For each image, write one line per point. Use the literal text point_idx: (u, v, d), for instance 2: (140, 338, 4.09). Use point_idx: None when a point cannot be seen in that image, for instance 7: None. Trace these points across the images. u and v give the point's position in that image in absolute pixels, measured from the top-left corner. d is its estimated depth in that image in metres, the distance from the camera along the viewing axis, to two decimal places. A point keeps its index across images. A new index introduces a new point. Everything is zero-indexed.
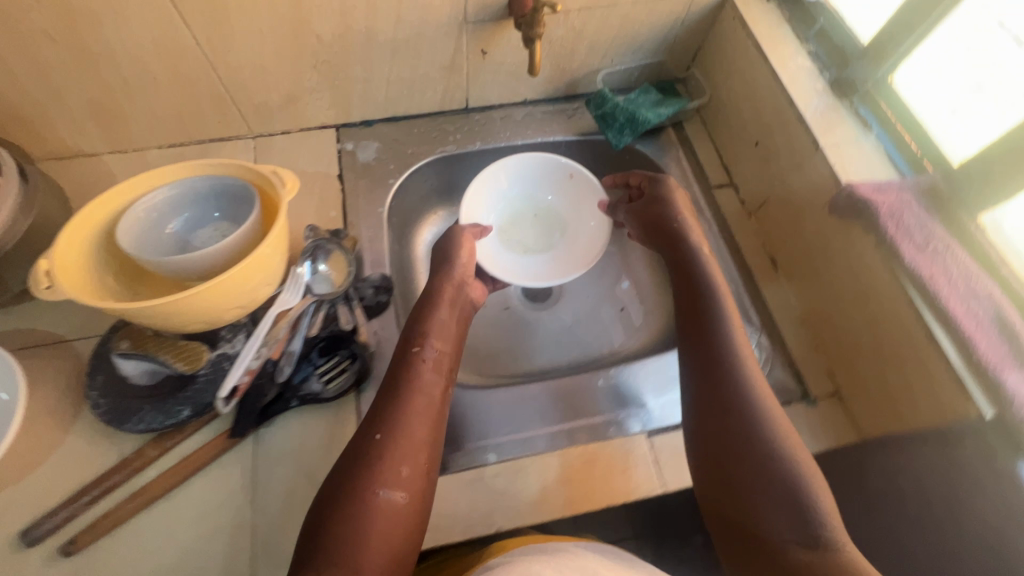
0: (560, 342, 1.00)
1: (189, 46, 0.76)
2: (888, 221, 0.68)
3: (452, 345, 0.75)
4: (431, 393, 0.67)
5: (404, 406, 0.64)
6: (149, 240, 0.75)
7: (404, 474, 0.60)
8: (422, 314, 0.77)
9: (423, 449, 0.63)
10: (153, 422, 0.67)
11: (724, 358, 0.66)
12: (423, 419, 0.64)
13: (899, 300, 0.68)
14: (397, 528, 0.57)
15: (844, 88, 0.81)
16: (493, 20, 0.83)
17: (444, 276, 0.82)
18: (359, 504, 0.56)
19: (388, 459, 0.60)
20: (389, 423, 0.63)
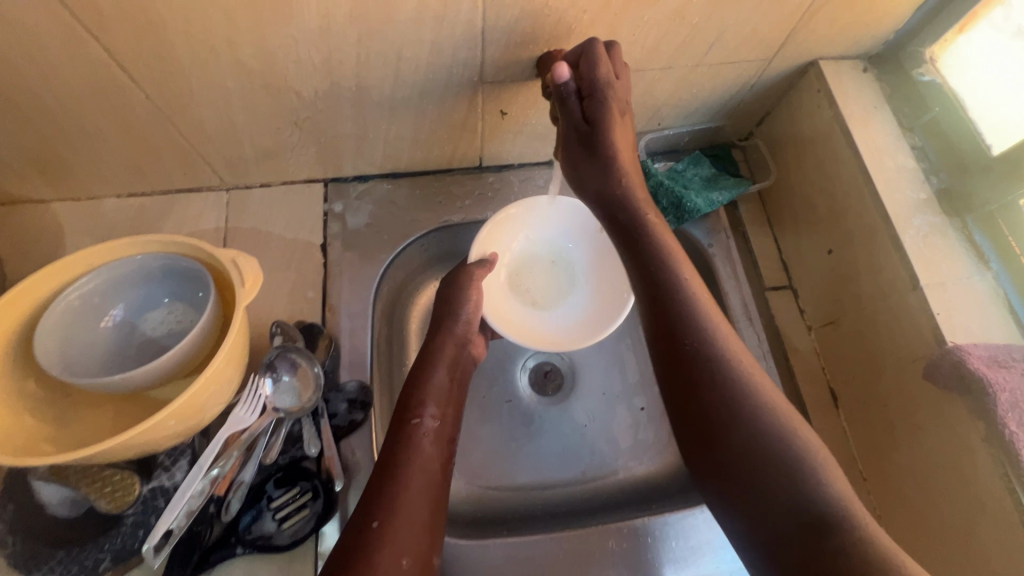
0: (573, 454, 0.79)
1: (138, 99, 0.62)
2: (1008, 412, 0.53)
3: (451, 410, 0.64)
4: (432, 468, 0.57)
5: (402, 488, 0.54)
6: (81, 334, 0.62)
7: (405, 567, 0.50)
8: (416, 377, 0.65)
9: (427, 536, 0.53)
10: (66, 572, 0.56)
11: (719, 383, 0.53)
12: (418, 497, 0.54)
13: (1004, 513, 0.53)
14: None
15: (957, 203, 0.65)
16: (516, 80, 0.67)
17: (445, 327, 0.69)
18: None
19: (382, 559, 0.49)
20: (385, 506, 0.52)
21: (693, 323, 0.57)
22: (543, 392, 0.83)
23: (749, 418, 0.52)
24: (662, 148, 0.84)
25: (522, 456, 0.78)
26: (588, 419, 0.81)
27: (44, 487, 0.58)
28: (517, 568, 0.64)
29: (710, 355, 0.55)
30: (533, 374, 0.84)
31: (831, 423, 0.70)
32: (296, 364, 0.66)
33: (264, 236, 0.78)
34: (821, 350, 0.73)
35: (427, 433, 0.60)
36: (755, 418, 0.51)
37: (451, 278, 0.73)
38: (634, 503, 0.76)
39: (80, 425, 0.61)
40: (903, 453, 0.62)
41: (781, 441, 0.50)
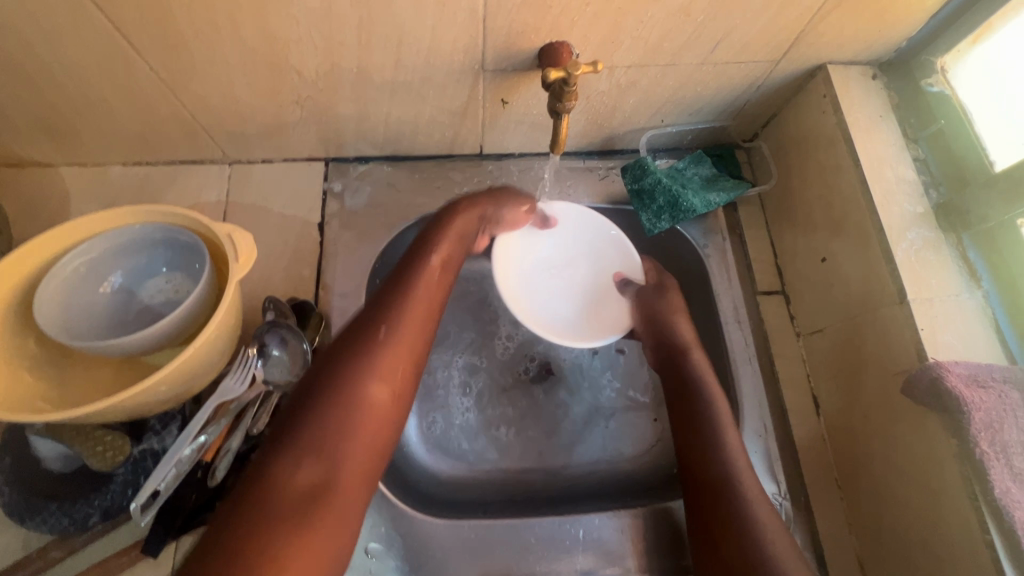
0: (557, 440, 0.81)
1: (143, 72, 0.63)
2: (982, 432, 0.53)
3: (460, 246, 0.69)
4: (431, 305, 0.62)
5: (404, 310, 0.59)
6: (78, 301, 0.64)
7: (394, 379, 0.56)
8: (437, 221, 0.70)
9: (414, 364, 0.58)
10: (58, 524, 0.59)
11: (734, 508, 0.59)
12: (418, 328, 0.59)
13: (968, 530, 0.53)
14: (377, 429, 0.54)
15: (953, 218, 0.64)
16: (516, 71, 0.67)
17: (465, 204, 0.72)
18: (344, 397, 0.53)
19: (380, 363, 0.56)
20: (391, 316, 0.58)
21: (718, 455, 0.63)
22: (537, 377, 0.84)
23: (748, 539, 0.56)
24: (664, 145, 0.84)
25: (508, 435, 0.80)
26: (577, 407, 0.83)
27: (41, 442, 0.61)
28: (489, 548, 0.66)
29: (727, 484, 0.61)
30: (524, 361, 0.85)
31: (810, 429, 0.70)
32: (285, 340, 0.68)
33: (265, 211, 0.79)
34: (807, 356, 0.74)
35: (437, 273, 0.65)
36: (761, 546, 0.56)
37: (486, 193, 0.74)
38: (611, 494, 0.76)
39: (76, 385, 0.63)
40: (878, 465, 0.63)
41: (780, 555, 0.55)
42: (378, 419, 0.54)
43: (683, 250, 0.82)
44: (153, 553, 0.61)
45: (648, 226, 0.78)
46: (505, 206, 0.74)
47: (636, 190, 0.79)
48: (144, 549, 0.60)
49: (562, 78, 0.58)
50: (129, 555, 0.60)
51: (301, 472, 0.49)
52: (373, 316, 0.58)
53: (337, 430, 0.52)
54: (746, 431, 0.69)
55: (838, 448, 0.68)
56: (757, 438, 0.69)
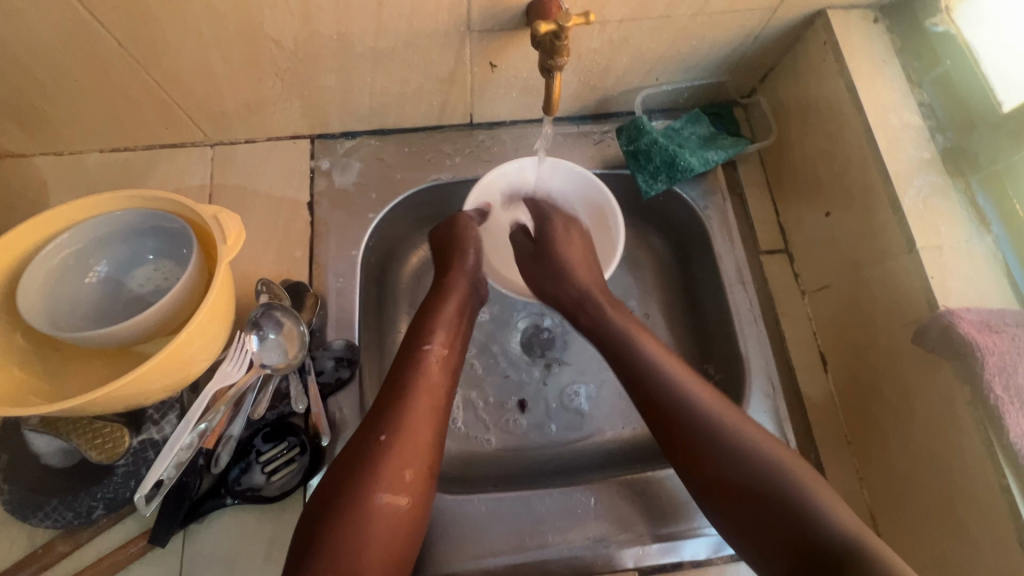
0: (557, 430, 0.79)
1: (112, 48, 0.60)
2: (995, 378, 0.52)
3: (459, 326, 0.68)
4: (436, 392, 0.61)
5: (409, 409, 0.58)
6: (65, 294, 0.62)
7: (407, 479, 0.55)
8: (428, 305, 0.68)
9: (428, 453, 0.57)
10: (62, 518, 0.58)
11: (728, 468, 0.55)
12: (428, 419, 0.59)
13: (984, 476, 0.53)
14: (396, 533, 0.53)
15: (961, 162, 0.62)
16: (504, 31, 0.64)
17: (455, 266, 0.72)
18: (358, 509, 0.52)
19: (387, 470, 0.54)
20: (393, 423, 0.57)
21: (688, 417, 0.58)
22: (536, 370, 0.82)
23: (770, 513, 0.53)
24: (659, 105, 0.81)
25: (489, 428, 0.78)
26: (583, 412, 0.80)
27: (37, 438, 0.60)
28: (502, 520, 0.65)
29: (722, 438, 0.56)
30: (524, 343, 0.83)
31: (819, 387, 0.70)
32: (280, 323, 0.66)
33: (252, 193, 0.77)
34: (813, 313, 0.73)
35: (442, 356, 0.64)
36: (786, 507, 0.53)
37: (449, 225, 0.74)
38: (621, 463, 0.76)
39: (70, 378, 0.61)
40: (889, 418, 0.62)
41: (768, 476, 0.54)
42: (396, 521, 0.53)
43: (683, 212, 0.80)
44: (162, 544, 0.60)
45: (645, 188, 0.76)
46: (472, 241, 0.73)
47: (632, 153, 0.76)
48: (151, 541, 0.59)
49: (553, 32, 0.55)
50: (136, 546, 0.59)
51: None
52: (373, 426, 0.57)
53: (355, 542, 0.51)
54: (753, 390, 0.69)
55: (847, 402, 0.68)
56: (765, 398, 0.69)
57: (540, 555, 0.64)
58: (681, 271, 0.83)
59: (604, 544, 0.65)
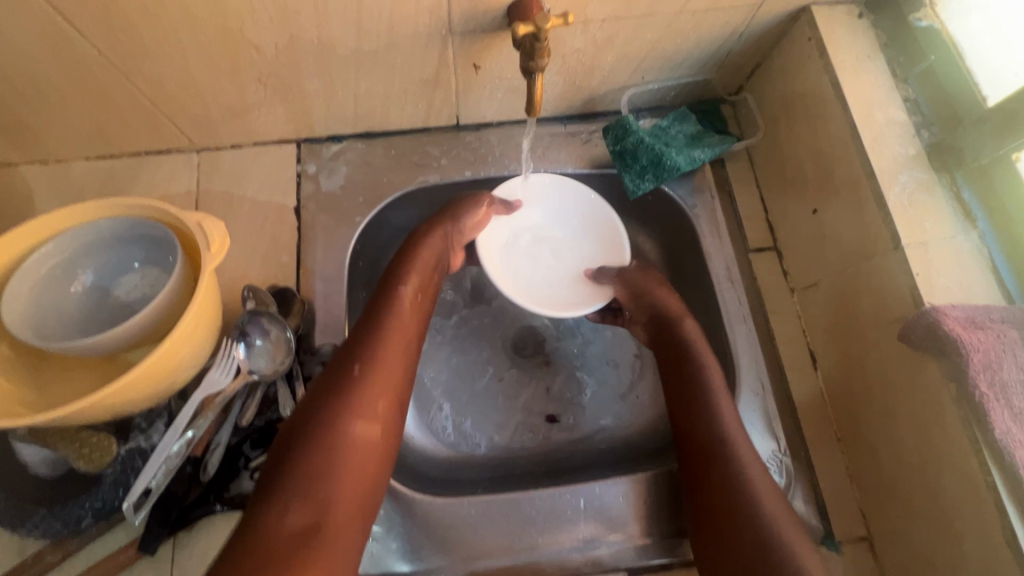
0: (550, 432, 0.79)
1: (92, 56, 0.60)
2: (981, 374, 0.51)
3: (427, 276, 0.69)
4: (406, 327, 0.63)
5: (381, 345, 0.59)
6: (50, 303, 0.62)
7: (379, 409, 0.56)
8: (401, 256, 0.70)
9: (398, 387, 0.59)
10: (51, 528, 0.58)
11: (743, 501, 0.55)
12: (400, 355, 0.60)
13: (970, 473, 0.52)
14: (368, 460, 0.53)
15: (946, 157, 0.61)
16: (486, 32, 0.64)
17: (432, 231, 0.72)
18: (327, 435, 0.52)
19: (358, 399, 0.55)
20: (365, 356, 0.58)
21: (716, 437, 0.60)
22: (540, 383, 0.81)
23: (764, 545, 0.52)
24: (647, 104, 0.81)
25: (479, 426, 0.78)
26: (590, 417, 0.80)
27: (25, 448, 0.60)
28: (492, 521, 0.65)
29: (727, 456, 0.59)
30: (516, 352, 0.82)
31: (808, 385, 0.70)
32: (267, 329, 0.66)
33: (238, 198, 0.76)
34: (802, 311, 0.73)
35: (412, 294, 0.66)
36: (769, 529, 0.53)
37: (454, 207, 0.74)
38: (612, 463, 0.76)
39: (55, 387, 0.61)
40: (878, 415, 0.62)
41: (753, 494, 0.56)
42: (369, 451, 0.54)
43: (672, 211, 0.80)
44: (151, 551, 0.60)
45: (631, 187, 0.76)
46: (467, 211, 0.73)
47: (618, 152, 0.76)
48: (141, 548, 0.59)
49: (532, 33, 0.55)
50: (125, 555, 0.59)
51: (292, 516, 0.47)
52: (345, 359, 0.58)
53: (323, 465, 0.51)
54: (744, 389, 0.69)
55: (836, 400, 0.68)
56: (754, 397, 0.68)
57: (528, 556, 0.64)
58: (671, 269, 0.83)
59: (594, 544, 0.65)
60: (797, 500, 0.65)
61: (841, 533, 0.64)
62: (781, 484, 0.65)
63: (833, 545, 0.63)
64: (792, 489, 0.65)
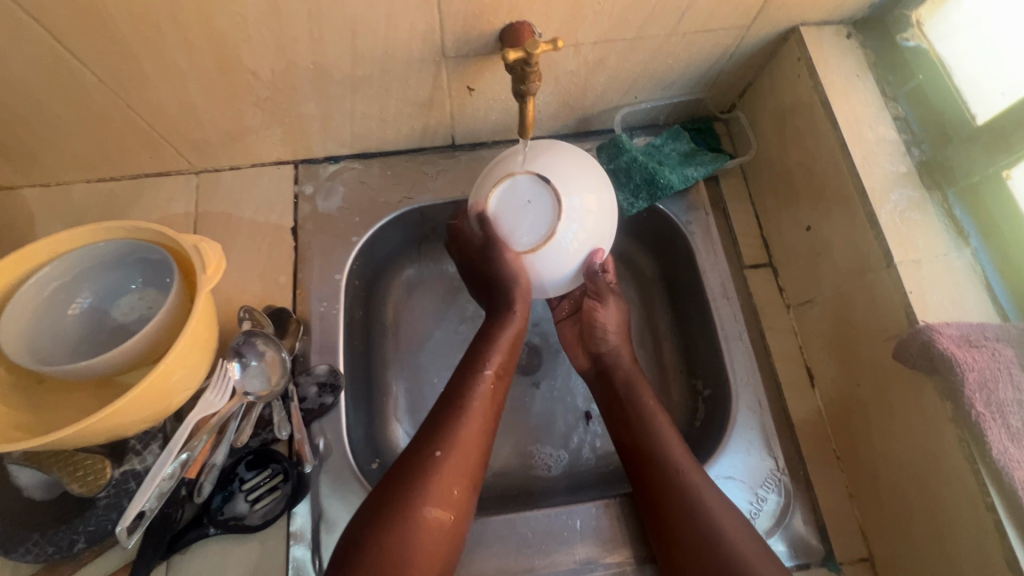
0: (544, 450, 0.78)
1: (92, 84, 0.61)
2: (977, 394, 0.51)
3: (508, 366, 0.68)
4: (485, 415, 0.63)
5: (461, 430, 0.61)
6: (47, 327, 0.62)
7: (455, 494, 0.58)
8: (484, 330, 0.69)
9: (473, 472, 0.60)
10: (43, 552, 0.58)
11: (665, 468, 0.62)
12: (476, 438, 0.61)
13: (968, 494, 0.52)
14: (438, 548, 0.56)
15: (937, 174, 0.62)
16: (479, 55, 0.65)
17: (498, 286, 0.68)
18: (405, 523, 0.54)
19: (434, 486, 0.57)
20: (447, 440, 0.60)
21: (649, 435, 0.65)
22: (572, 385, 0.82)
23: (709, 531, 0.58)
24: (640, 122, 0.82)
25: (509, 442, 0.78)
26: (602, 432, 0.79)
27: (21, 471, 0.60)
28: (488, 543, 0.65)
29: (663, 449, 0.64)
30: (544, 362, 0.83)
31: (806, 402, 0.69)
32: (263, 351, 0.66)
33: (236, 219, 0.77)
34: (798, 328, 0.72)
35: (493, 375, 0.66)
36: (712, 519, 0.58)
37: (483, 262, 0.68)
38: (610, 482, 0.75)
39: (47, 409, 0.61)
40: (875, 433, 0.62)
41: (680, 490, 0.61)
42: (443, 534, 0.56)
43: (666, 227, 0.80)
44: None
45: (626, 206, 0.76)
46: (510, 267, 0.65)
47: (612, 170, 0.77)
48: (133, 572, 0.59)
49: (523, 58, 0.56)
50: None
51: None
52: (427, 442, 0.60)
53: (398, 555, 0.53)
54: (740, 407, 0.69)
55: (833, 415, 0.67)
56: (752, 415, 0.68)
57: None
58: (667, 285, 0.82)
59: (590, 567, 0.64)
60: (796, 518, 0.64)
61: (841, 554, 0.63)
62: (778, 502, 0.64)
63: (834, 567, 0.62)
64: (791, 508, 0.64)
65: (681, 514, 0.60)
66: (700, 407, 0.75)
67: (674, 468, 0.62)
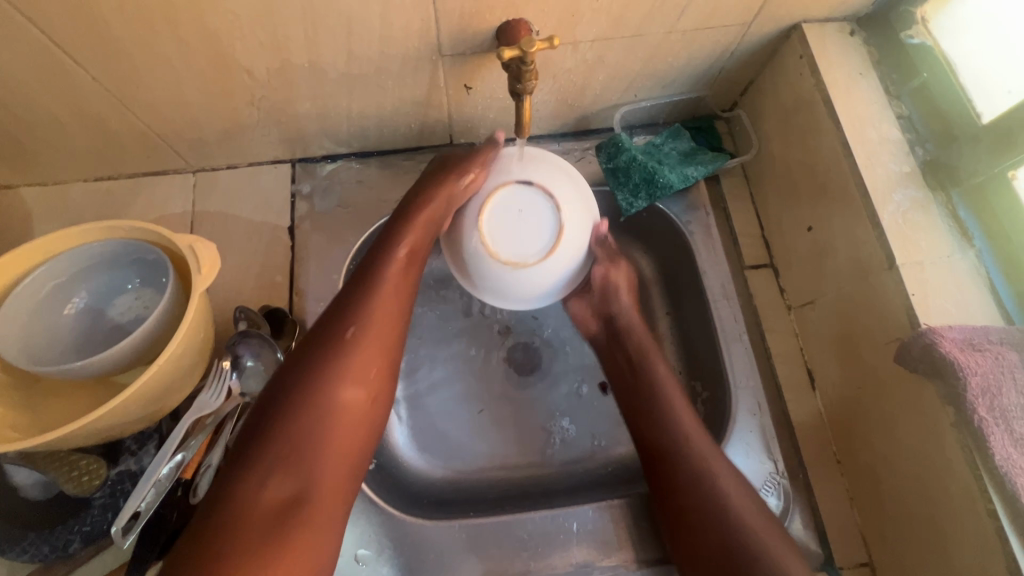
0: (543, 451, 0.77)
1: (87, 84, 0.61)
2: (980, 399, 0.50)
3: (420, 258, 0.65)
4: (395, 312, 0.61)
5: (369, 327, 0.59)
6: (41, 328, 0.62)
7: (362, 390, 0.57)
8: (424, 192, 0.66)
9: (385, 368, 0.59)
10: (38, 553, 0.58)
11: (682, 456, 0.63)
12: (382, 339, 0.59)
13: (970, 500, 0.51)
14: (351, 424, 0.56)
15: (940, 174, 0.61)
16: (475, 54, 0.64)
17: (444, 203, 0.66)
18: (309, 404, 0.54)
19: (346, 363, 0.56)
20: (359, 321, 0.58)
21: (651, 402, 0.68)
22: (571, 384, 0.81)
23: (722, 518, 0.58)
24: (640, 121, 0.81)
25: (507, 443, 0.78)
26: (602, 432, 0.79)
27: (16, 470, 0.60)
28: (485, 545, 0.64)
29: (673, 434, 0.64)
30: (543, 361, 0.82)
31: (807, 405, 0.69)
32: (258, 351, 0.66)
33: (233, 219, 0.77)
34: (799, 329, 0.72)
35: (392, 290, 0.62)
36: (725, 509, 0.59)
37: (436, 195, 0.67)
38: (608, 484, 0.75)
39: (43, 410, 0.61)
40: (876, 436, 0.61)
41: (693, 473, 0.61)
42: (352, 430, 0.56)
43: (666, 227, 0.79)
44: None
45: (625, 206, 0.75)
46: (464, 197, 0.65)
47: (611, 169, 0.76)
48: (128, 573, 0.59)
49: (519, 57, 0.55)
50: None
51: (270, 491, 0.50)
52: (339, 322, 0.58)
53: (311, 428, 0.53)
54: (739, 409, 0.68)
55: (835, 418, 0.67)
56: (751, 417, 0.67)
57: None
58: (667, 286, 0.82)
59: (587, 569, 0.64)
60: (795, 522, 0.64)
61: (840, 558, 0.62)
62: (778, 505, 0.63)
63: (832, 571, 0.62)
64: (790, 511, 0.64)
65: (694, 503, 0.60)
66: (699, 408, 0.74)
67: (690, 452, 0.63)
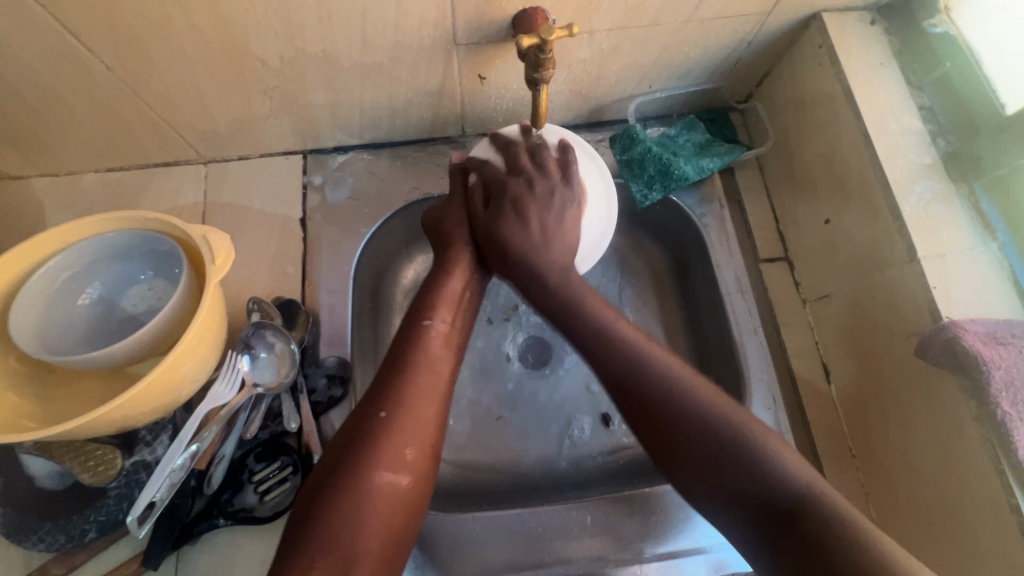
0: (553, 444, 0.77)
1: (100, 72, 0.60)
2: (1003, 394, 0.50)
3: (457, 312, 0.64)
4: (438, 372, 0.58)
5: (407, 386, 0.55)
6: (56, 318, 0.62)
7: (408, 456, 0.52)
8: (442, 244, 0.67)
9: (430, 433, 0.54)
10: (55, 542, 0.59)
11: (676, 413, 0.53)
12: (428, 406, 0.55)
13: (992, 495, 0.51)
14: (396, 509, 0.50)
15: (964, 166, 0.60)
16: (491, 43, 0.63)
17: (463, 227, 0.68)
18: (354, 483, 0.49)
19: (386, 446, 0.51)
20: (392, 400, 0.54)
21: (630, 351, 0.57)
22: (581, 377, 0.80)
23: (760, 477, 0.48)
24: (654, 112, 0.80)
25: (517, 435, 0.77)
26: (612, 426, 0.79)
27: (32, 461, 0.60)
28: (500, 538, 0.64)
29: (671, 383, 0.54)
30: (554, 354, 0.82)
31: (822, 399, 0.68)
32: (272, 343, 0.66)
33: (245, 210, 0.77)
34: (815, 322, 0.71)
35: (432, 351, 0.59)
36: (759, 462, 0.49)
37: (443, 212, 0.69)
38: (619, 478, 0.74)
39: (58, 400, 0.61)
40: (894, 432, 0.60)
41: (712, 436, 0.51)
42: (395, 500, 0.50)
43: (679, 220, 0.78)
44: (153, 566, 0.59)
45: (639, 198, 0.74)
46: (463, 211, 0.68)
47: (625, 161, 0.75)
48: (144, 563, 0.59)
49: (537, 45, 0.54)
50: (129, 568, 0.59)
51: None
52: (370, 403, 0.54)
53: (349, 512, 0.47)
54: (754, 404, 0.67)
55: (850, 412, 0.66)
56: (766, 411, 0.67)
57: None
58: (680, 279, 0.81)
59: (600, 563, 0.64)
60: None
61: None
62: None
63: None
64: None
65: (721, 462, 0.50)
66: None
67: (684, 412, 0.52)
